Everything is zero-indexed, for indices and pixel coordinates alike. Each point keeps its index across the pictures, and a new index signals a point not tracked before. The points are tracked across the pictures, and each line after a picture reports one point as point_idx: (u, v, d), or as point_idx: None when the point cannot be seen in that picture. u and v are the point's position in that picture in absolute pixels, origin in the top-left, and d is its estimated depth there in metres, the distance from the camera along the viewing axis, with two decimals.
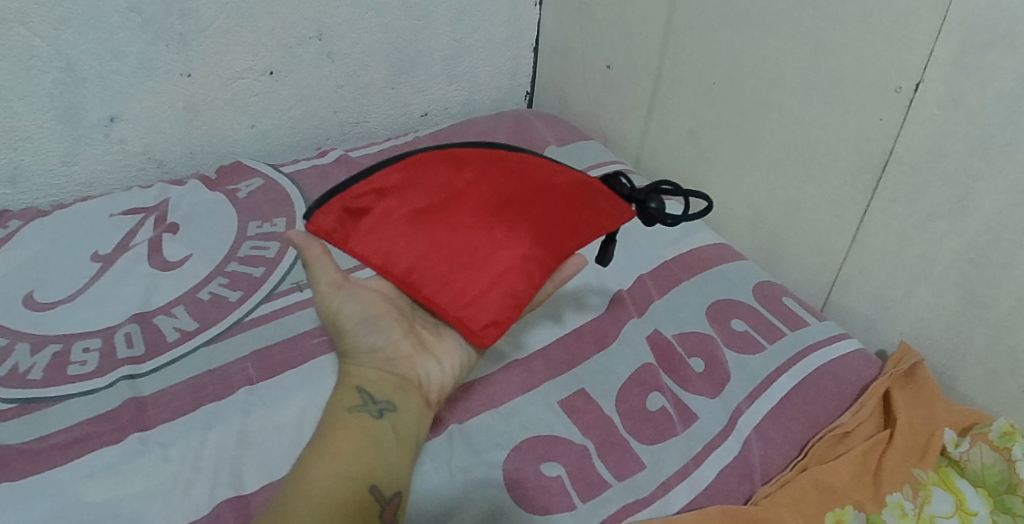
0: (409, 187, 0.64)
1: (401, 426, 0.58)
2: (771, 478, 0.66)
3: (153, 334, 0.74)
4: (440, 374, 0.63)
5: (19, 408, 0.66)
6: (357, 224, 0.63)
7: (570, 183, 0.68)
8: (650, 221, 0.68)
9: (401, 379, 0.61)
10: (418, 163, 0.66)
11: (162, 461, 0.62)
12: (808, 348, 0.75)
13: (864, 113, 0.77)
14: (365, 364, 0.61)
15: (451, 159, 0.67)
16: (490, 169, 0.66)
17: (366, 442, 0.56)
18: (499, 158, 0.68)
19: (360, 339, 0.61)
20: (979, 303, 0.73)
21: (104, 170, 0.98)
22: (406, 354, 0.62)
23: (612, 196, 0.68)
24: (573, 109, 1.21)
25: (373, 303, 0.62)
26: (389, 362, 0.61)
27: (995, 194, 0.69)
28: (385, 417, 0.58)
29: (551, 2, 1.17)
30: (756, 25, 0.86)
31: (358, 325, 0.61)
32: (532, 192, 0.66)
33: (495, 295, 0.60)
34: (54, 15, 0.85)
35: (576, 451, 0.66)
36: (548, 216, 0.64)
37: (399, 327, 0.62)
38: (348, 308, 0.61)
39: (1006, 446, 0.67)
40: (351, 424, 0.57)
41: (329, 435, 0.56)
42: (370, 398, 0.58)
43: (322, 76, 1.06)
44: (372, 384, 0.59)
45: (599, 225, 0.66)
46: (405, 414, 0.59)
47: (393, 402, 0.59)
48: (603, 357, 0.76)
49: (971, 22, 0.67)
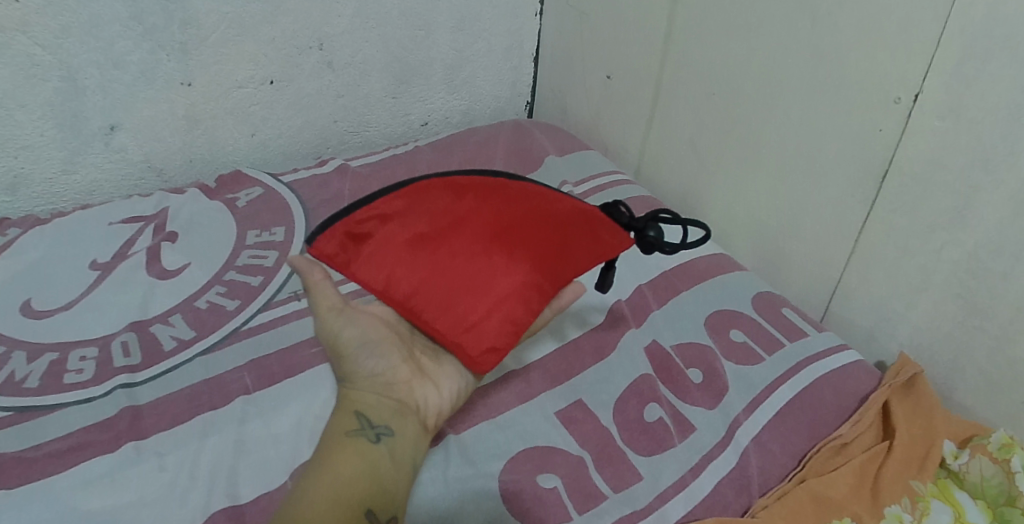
0: (411, 213, 0.65)
1: (398, 450, 0.58)
2: (769, 490, 0.65)
3: (151, 342, 0.74)
4: (438, 399, 0.63)
5: (15, 416, 0.65)
6: (359, 249, 0.63)
7: (569, 211, 0.68)
8: (649, 249, 0.70)
9: (399, 403, 0.61)
10: (421, 191, 0.67)
11: (157, 470, 0.61)
12: (807, 359, 0.75)
13: (864, 124, 0.78)
14: (364, 388, 0.61)
15: (452, 187, 0.68)
16: (492, 196, 0.67)
17: (363, 466, 0.55)
18: (501, 185, 0.69)
19: (361, 364, 0.62)
20: (978, 314, 0.73)
21: (104, 179, 0.98)
22: (404, 379, 0.62)
23: (609, 223, 0.69)
24: (573, 120, 1.21)
25: (374, 328, 0.63)
26: (388, 386, 0.61)
27: (994, 204, 0.69)
28: (382, 441, 0.57)
29: (551, 12, 1.18)
30: (756, 37, 0.86)
31: (358, 349, 0.63)
32: (531, 219, 0.65)
33: (494, 321, 0.60)
34: (55, 25, 0.85)
35: (573, 462, 0.66)
36: (548, 242, 0.64)
37: (398, 352, 0.63)
38: (348, 332, 0.63)
39: (1006, 458, 0.67)
40: (350, 448, 0.56)
41: (327, 459, 0.56)
42: (368, 422, 0.58)
43: (322, 85, 1.06)
44: (369, 407, 0.60)
45: (599, 253, 0.66)
46: (403, 439, 0.59)
47: (390, 426, 0.59)
48: (601, 367, 0.75)
49: (971, 32, 0.67)
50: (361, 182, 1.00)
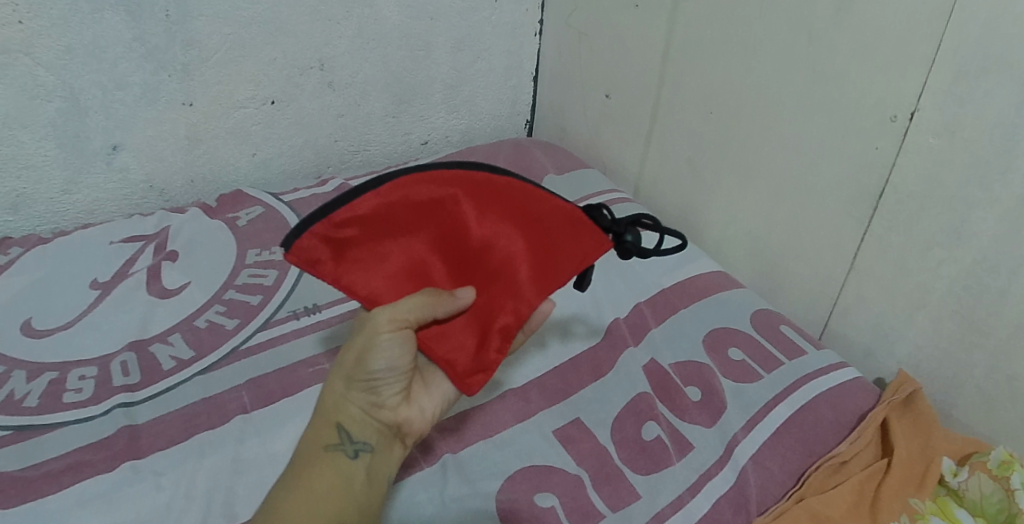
0: (399, 216, 0.58)
1: (375, 469, 0.56)
2: (766, 509, 0.65)
3: (149, 362, 0.74)
4: (421, 419, 0.59)
5: (13, 435, 0.66)
6: (341, 253, 0.57)
7: (556, 217, 0.60)
8: (625, 255, 0.61)
9: (384, 426, 0.56)
10: (403, 188, 0.58)
11: (154, 490, 0.61)
12: (806, 376, 0.75)
13: (861, 141, 0.78)
14: (353, 399, 0.56)
15: (438, 184, 0.59)
16: (481, 198, 0.59)
17: (340, 485, 0.54)
18: (486, 181, 0.60)
19: (366, 375, 0.55)
20: (978, 331, 0.73)
21: (105, 198, 0.99)
22: (395, 403, 0.57)
23: (596, 225, 0.60)
24: (572, 138, 1.22)
25: (403, 354, 0.55)
26: (377, 408, 0.56)
27: (991, 222, 0.69)
28: (361, 458, 0.55)
29: (550, 31, 1.19)
30: (753, 55, 0.87)
31: (379, 371, 0.55)
32: (518, 229, 0.59)
33: (485, 340, 0.58)
34: (59, 46, 0.86)
35: (570, 482, 0.66)
36: (534, 256, 0.59)
37: (402, 379, 0.56)
38: (386, 356, 0.54)
39: (1005, 475, 0.66)
40: (326, 465, 0.54)
41: (304, 475, 0.54)
42: (348, 437, 0.55)
43: (323, 105, 1.08)
44: (353, 422, 0.55)
45: (582, 257, 0.59)
46: (380, 457, 0.56)
47: (371, 442, 0.56)
48: (600, 386, 0.76)
49: (964, 51, 0.67)
50: None
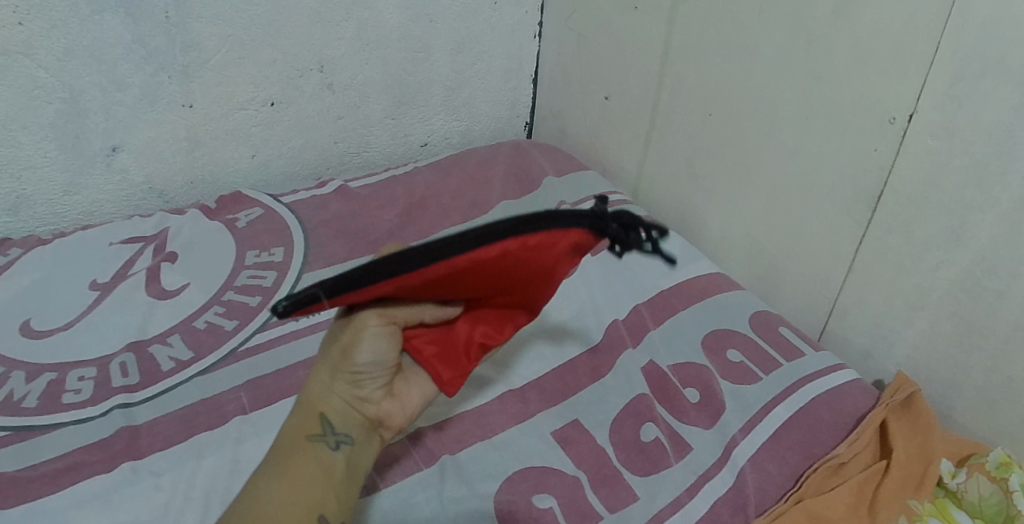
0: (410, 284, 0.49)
1: (354, 459, 0.56)
2: (765, 510, 0.65)
3: (148, 363, 0.74)
4: (402, 413, 0.58)
5: (12, 436, 0.66)
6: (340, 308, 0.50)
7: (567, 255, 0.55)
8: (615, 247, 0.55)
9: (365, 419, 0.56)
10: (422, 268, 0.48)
11: (153, 490, 0.61)
12: (805, 378, 0.75)
13: (859, 143, 0.78)
14: (336, 390, 0.55)
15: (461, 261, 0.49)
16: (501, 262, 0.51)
17: (320, 477, 0.54)
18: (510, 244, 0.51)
19: (350, 369, 0.54)
20: (976, 332, 0.73)
21: (105, 199, 0.99)
22: (377, 397, 0.56)
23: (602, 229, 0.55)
24: (572, 140, 1.22)
25: (388, 352, 0.54)
26: (360, 400, 0.55)
27: (989, 224, 0.69)
28: (342, 450, 0.55)
29: (550, 34, 1.19)
30: (752, 57, 0.87)
31: (363, 366, 0.54)
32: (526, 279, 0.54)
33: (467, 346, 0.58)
34: (59, 47, 0.87)
35: (569, 483, 0.66)
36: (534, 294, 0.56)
37: (386, 374, 0.55)
38: (371, 354, 0.53)
39: (1004, 477, 0.66)
40: (308, 455, 0.54)
41: (286, 463, 0.54)
42: (330, 428, 0.55)
43: (323, 107, 1.08)
44: (335, 413, 0.55)
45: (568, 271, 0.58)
46: (360, 449, 0.56)
47: (353, 434, 0.55)
48: (598, 388, 0.76)
49: (963, 54, 0.68)
50: (358, 204, 1.01)
